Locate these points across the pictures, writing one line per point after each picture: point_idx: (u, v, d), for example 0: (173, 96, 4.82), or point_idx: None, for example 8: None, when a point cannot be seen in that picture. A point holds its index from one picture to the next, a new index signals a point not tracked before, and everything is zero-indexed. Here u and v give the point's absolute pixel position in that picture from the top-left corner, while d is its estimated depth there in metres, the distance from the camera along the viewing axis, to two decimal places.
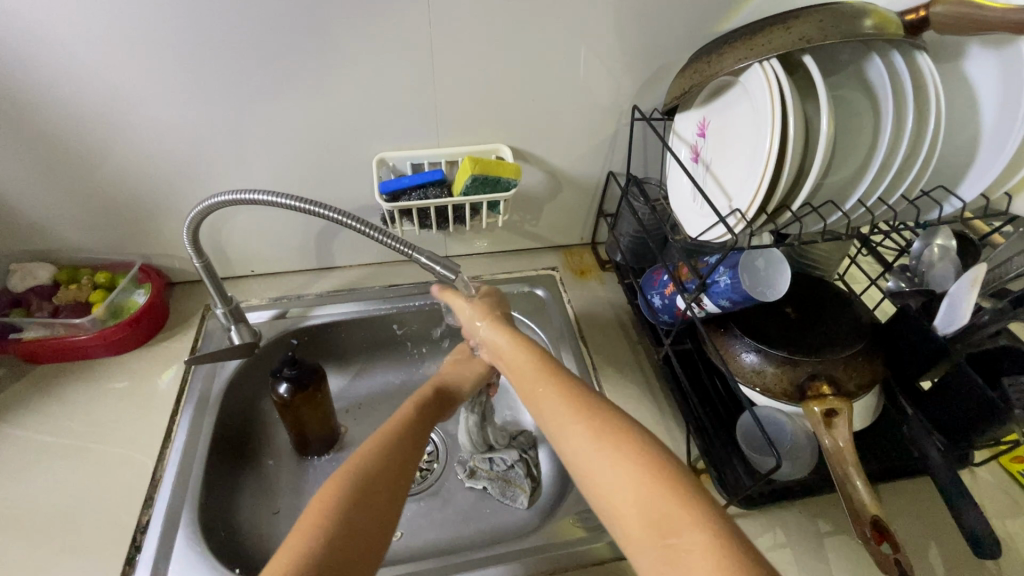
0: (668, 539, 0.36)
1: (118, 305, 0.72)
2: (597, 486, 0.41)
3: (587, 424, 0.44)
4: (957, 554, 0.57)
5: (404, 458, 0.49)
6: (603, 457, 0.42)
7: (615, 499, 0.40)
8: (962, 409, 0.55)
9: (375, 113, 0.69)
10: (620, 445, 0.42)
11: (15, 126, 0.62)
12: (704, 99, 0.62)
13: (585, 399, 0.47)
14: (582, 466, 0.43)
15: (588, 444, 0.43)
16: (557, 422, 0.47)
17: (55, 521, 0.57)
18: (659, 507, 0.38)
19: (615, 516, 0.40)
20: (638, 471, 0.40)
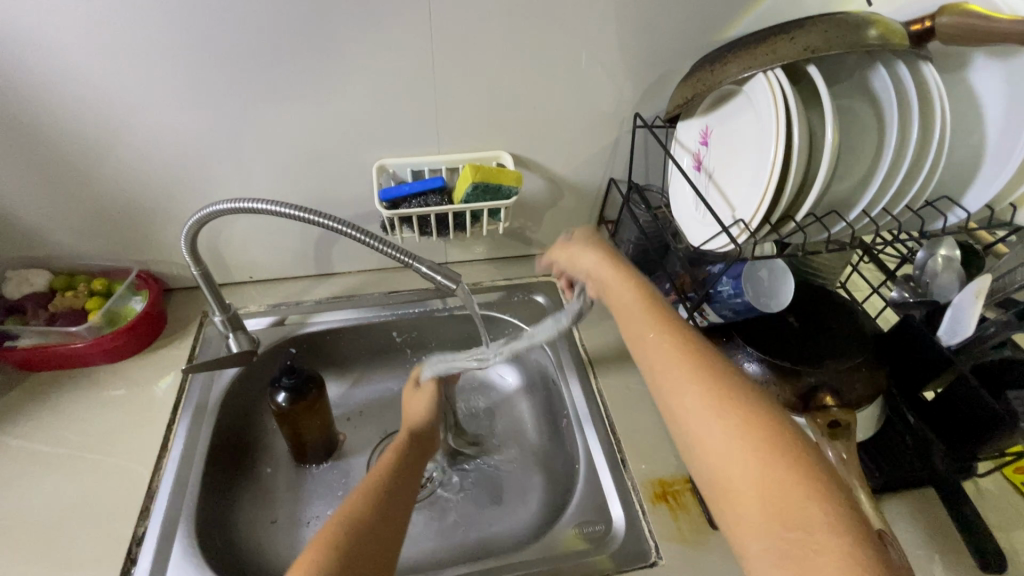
0: (788, 530, 0.35)
1: (115, 312, 0.72)
2: (715, 457, 0.39)
3: (717, 394, 0.42)
4: (961, 566, 0.57)
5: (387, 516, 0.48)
6: (732, 435, 0.39)
7: (739, 477, 0.38)
8: (968, 420, 0.55)
9: (375, 120, 0.68)
10: (748, 416, 0.40)
11: (12, 132, 0.61)
12: (707, 106, 0.62)
13: (707, 361, 0.44)
14: (704, 439, 0.40)
15: (722, 420, 0.40)
16: (668, 377, 0.45)
17: (50, 532, 0.56)
18: (786, 494, 0.36)
19: (733, 494, 0.38)
20: (771, 456, 0.38)
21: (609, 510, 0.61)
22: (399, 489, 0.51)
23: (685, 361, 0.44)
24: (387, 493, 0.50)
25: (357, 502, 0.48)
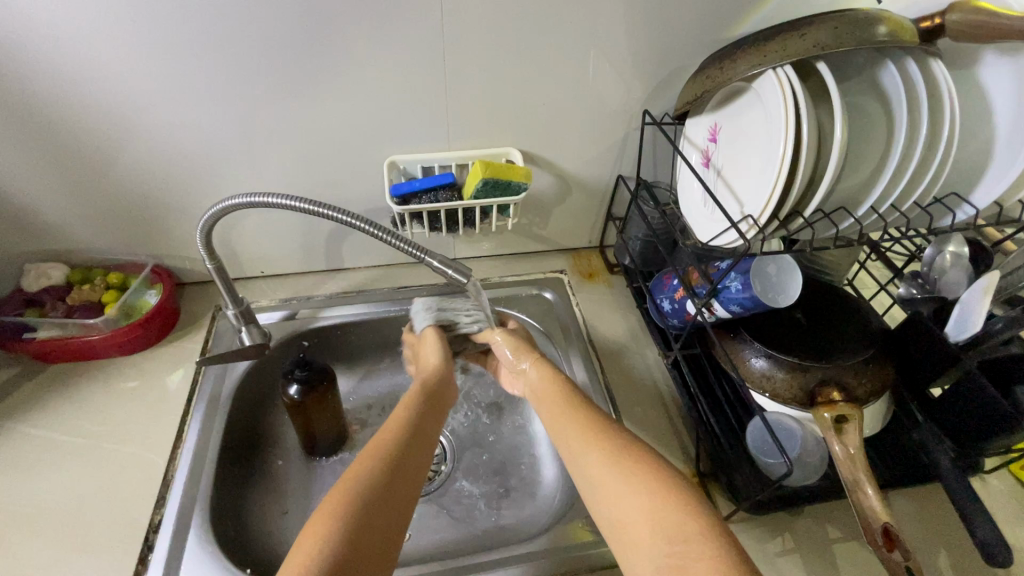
0: (676, 544, 0.41)
1: (130, 305, 0.72)
2: (615, 506, 0.46)
3: (606, 451, 0.50)
4: (968, 561, 0.57)
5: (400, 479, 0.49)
6: (619, 478, 0.47)
7: (627, 513, 0.45)
8: (974, 417, 0.55)
9: (386, 116, 0.69)
10: (622, 459, 0.48)
11: (32, 127, 0.62)
12: (716, 103, 0.62)
13: (602, 425, 0.53)
14: (602, 481, 0.48)
15: (600, 462, 0.49)
16: (571, 445, 0.53)
17: (69, 519, 0.57)
18: (661, 509, 0.43)
19: (626, 527, 0.44)
20: (641, 488, 0.45)
21: None
22: (412, 448, 0.53)
23: (573, 413, 0.55)
24: (399, 454, 0.51)
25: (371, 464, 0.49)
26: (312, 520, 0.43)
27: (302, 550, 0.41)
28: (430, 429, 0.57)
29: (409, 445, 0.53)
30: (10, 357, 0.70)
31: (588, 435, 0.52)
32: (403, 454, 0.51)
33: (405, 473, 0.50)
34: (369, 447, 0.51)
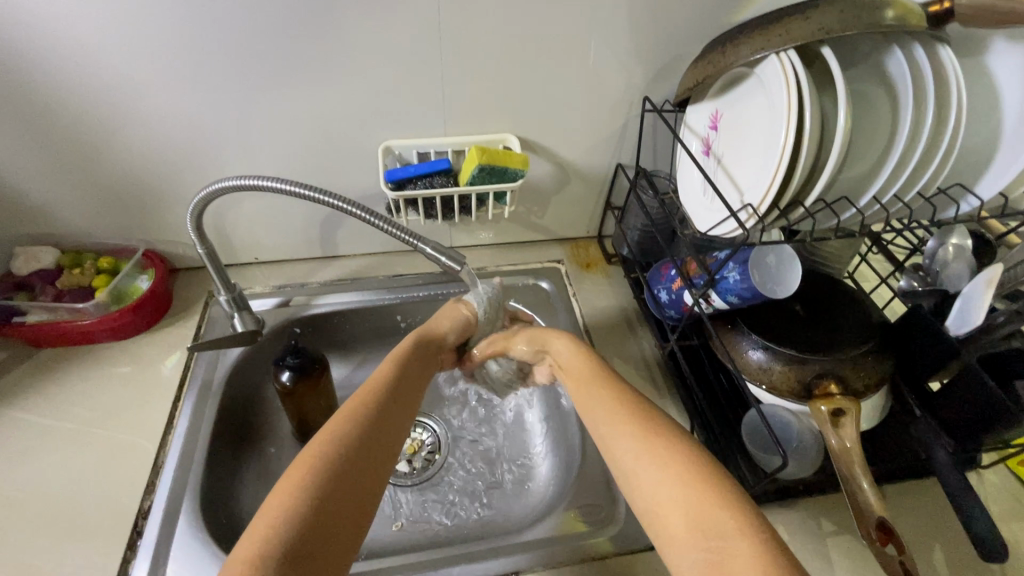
0: (711, 540, 0.40)
1: (121, 289, 0.72)
2: (653, 498, 0.45)
3: (646, 438, 0.50)
4: (961, 556, 0.57)
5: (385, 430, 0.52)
6: (655, 465, 0.47)
7: (665, 502, 0.44)
8: (972, 411, 0.55)
9: (381, 100, 0.68)
10: (661, 450, 0.48)
11: (17, 107, 0.61)
12: (718, 90, 0.61)
13: (642, 413, 0.53)
14: (637, 473, 0.48)
15: (641, 452, 0.49)
16: (609, 430, 0.53)
17: (57, 505, 0.57)
18: (703, 508, 0.42)
19: (660, 518, 0.44)
20: (681, 476, 0.45)
21: (610, 493, 0.61)
22: (394, 404, 0.55)
23: (614, 401, 0.55)
24: (385, 408, 0.53)
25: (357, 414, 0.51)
26: (297, 464, 0.46)
27: (282, 496, 0.43)
28: (416, 391, 0.59)
29: (397, 399, 0.55)
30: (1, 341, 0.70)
31: (629, 422, 0.52)
32: (386, 413, 0.53)
33: (383, 432, 0.51)
34: (354, 397, 0.54)
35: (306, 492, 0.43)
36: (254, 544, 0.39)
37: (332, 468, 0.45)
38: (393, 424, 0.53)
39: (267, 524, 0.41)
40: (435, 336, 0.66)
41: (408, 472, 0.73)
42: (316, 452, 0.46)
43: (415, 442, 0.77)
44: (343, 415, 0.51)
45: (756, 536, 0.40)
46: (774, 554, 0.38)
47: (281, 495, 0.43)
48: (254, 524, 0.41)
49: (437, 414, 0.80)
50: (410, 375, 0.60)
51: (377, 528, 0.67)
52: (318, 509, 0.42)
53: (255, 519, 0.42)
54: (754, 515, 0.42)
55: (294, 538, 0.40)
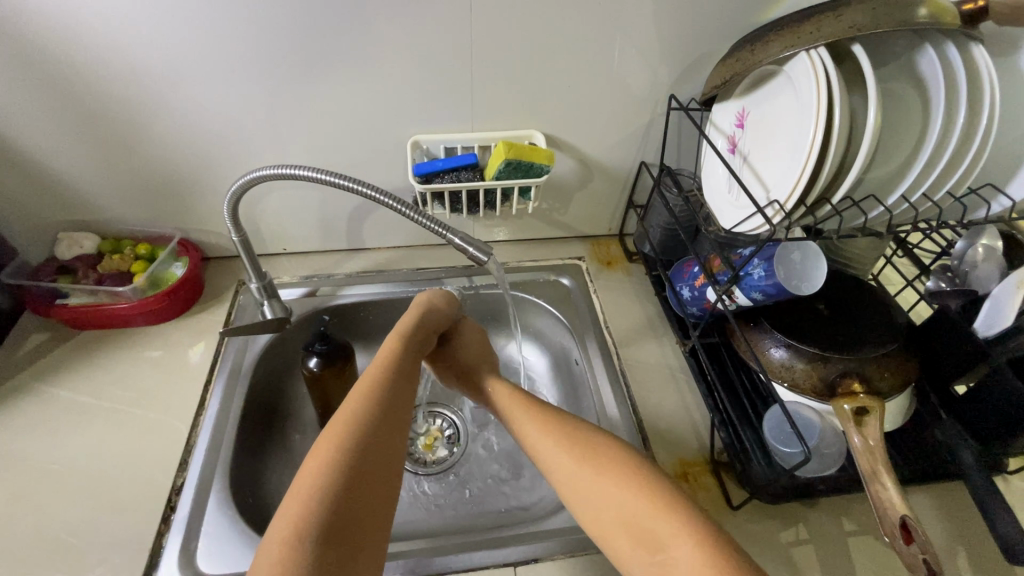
0: (655, 555, 0.41)
1: (157, 276, 0.74)
2: (590, 511, 0.46)
3: (578, 452, 0.49)
4: (988, 561, 0.56)
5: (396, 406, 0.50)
6: (586, 476, 0.47)
7: (599, 504, 0.45)
8: (996, 415, 0.54)
9: (411, 95, 0.69)
10: (589, 452, 0.49)
11: (65, 97, 0.63)
12: (746, 88, 0.61)
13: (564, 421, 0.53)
14: (569, 483, 0.48)
15: (573, 462, 0.49)
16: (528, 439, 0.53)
17: (98, 479, 0.59)
18: (642, 524, 0.43)
19: (604, 529, 0.45)
20: (621, 479, 0.46)
21: None
22: (405, 385, 0.54)
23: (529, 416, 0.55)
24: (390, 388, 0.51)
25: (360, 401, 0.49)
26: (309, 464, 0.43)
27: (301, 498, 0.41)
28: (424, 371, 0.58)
29: (399, 373, 0.54)
30: (44, 323, 0.73)
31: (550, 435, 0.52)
32: (393, 398, 0.51)
33: (396, 418, 0.49)
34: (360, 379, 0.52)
35: (331, 474, 0.42)
36: (287, 539, 0.38)
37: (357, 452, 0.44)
38: (403, 399, 0.52)
39: (294, 514, 0.39)
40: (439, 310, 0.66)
41: (427, 463, 0.75)
42: (334, 436, 0.45)
43: (435, 433, 0.78)
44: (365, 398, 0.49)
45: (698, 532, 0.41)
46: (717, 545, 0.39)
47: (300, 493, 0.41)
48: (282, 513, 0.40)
49: (456, 406, 0.81)
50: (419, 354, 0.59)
51: (399, 516, 0.68)
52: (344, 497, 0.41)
53: (279, 510, 0.40)
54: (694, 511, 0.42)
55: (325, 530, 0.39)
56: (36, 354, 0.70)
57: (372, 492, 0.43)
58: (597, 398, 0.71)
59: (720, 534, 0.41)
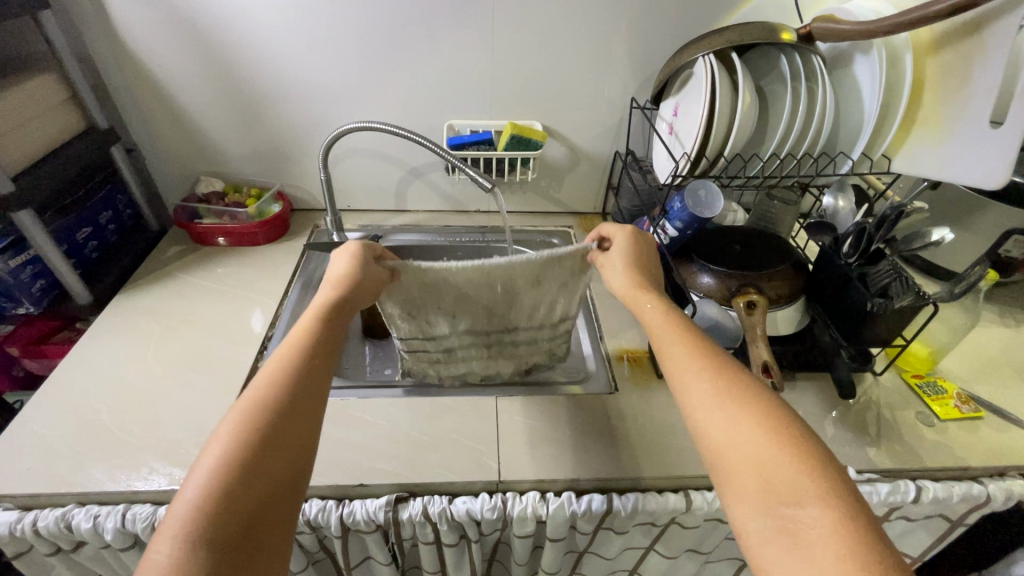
0: (791, 511, 0.40)
1: (262, 210, 1.04)
2: (727, 454, 0.45)
3: (728, 399, 0.48)
4: (847, 423, 0.76)
5: (305, 392, 0.50)
6: (736, 421, 0.46)
7: (741, 462, 0.44)
8: (854, 315, 0.76)
9: (449, 93, 0.99)
10: (755, 413, 0.46)
11: (219, 81, 0.95)
12: (676, 87, 0.88)
13: (732, 374, 0.50)
14: (708, 428, 0.47)
15: (715, 403, 0.48)
16: (687, 386, 0.51)
17: (216, 326, 0.86)
18: (782, 475, 0.42)
19: (734, 477, 0.44)
20: (783, 446, 0.43)
21: (587, 365, 0.85)
22: (316, 372, 0.52)
23: (703, 366, 0.51)
24: (305, 375, 0.51)
25: (266, 394, 0.48)
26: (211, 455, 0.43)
27: (193, 487, 0.41)
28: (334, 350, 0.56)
29: (314, 356, 0.53)
30: (182, 239, 1.03)
31: (721, 395, 0.48)
32: (300, 384, 0.50)
33: (303, 405, 0.49)
34: (275, 358, 0.52)
35: (235, 463, 0.43)
36: (186, 521, 0.39)
37: (244, 458, 0.43)
38: (316, 381, 0.52)
39: (192, 500, 0.41)
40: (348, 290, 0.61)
41: None
42: (235, 427, 0.45)
43: None
44: (252, 402, 0.47)
45: (845, 512, 0.39)
46: (861, 534, 0.38)
47: (197, 481, 0.42)
48: (166, 526, 0.40)
49: None
50: (328, 335, 0.56)
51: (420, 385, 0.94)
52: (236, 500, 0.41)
53: (168, 516, 0.40)
54: (844, 488, 0.41)
55: (217, 537, 0.39)
56: (176, 258, 0.99)
57: (280, 473, 0.44)
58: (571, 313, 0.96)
59: (868, 524, 0.39)
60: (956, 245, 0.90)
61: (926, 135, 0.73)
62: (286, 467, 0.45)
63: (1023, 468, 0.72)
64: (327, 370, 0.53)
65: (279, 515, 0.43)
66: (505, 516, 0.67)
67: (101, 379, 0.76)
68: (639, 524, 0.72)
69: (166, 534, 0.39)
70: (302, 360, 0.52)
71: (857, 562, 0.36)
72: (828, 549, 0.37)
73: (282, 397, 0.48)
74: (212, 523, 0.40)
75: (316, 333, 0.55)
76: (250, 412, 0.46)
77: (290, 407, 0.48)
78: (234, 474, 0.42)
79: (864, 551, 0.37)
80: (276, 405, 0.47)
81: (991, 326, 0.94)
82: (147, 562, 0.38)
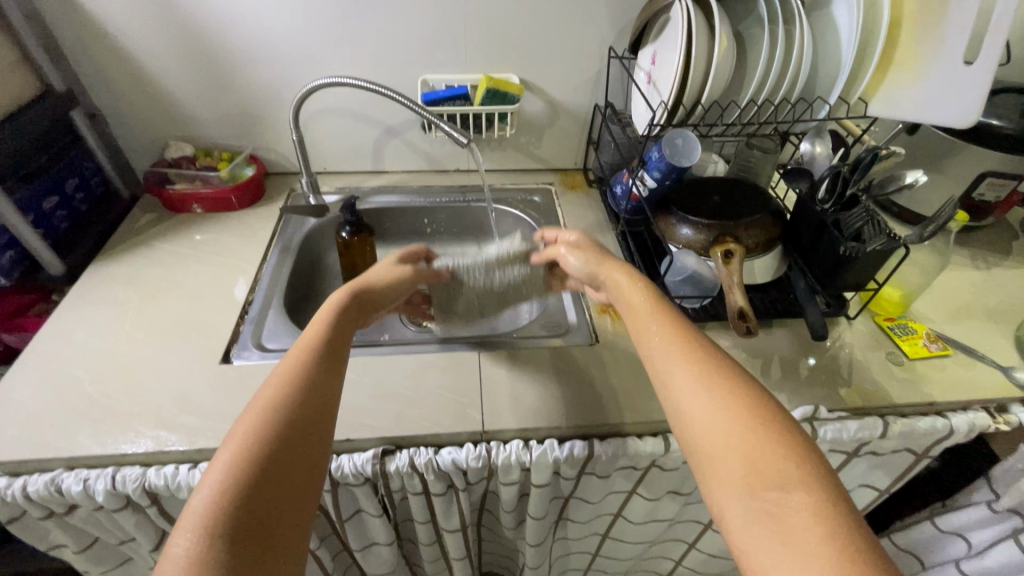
0: (770, 494, 0.42)
1: (235, 173, 1.02)
2: (708, 441, 0.46)
3: (708, 388, 0.49)
4: (820, 366, 0.78)
5: (323, 395, 0.52)
6: (715, 409, 0.48)
7: (720, 449, 0.45)
8: (828, 260, 0.76)
9: (421, 47, 0.95)
10: (738, 402, 0.48)
11: (179, 38, 0.91)
12: (654, 34, 0.86)
13: (715, 365, 0.52)
14: (691, 418, 0.49)
15: (697, 393, 0.49)
16: (671, 374, 0.53)
17: (195, 293, 0.85)
18: (762, 461, 0.43)
19: (714, 463, 0.45)
20: (761, 432, 0.45)
21: (567, 319, 0.86)
22: (330, 377, 0.55)
23: (684, 357, 0.53)
24: (318, 376, 0.54)
25: (288, 395, 0.50)
26: (248, 444, 0.46)
27: (226, 476, 0.43)
28: (344, 358, 0.58)
29: (329, 362, 0.56)
30: (155, 207, 1.01)
31: (702, 383, 0.50)
32: (320, 386, 0.53)
33: (318, 406, 0.51)
34: (290, 356, 0.55)
35: (257, 461, 0.45)
36: (214, 510, 0.41)
37: (265, 455, 0.45)
38: (330, 381, 0.54)
39: (221, 489, 0.42)
40: (368, 294, 0.68)
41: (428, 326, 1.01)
42: (251, 423, 0.47)
43: None
44: (273, 399, 0.50)
45: (825, 495, 0.41)
46: (834, 522, 0.39)
47: (225, 468, 0.44)
48: (184, 520, 0.41)
49: None
50: (337, 343, 0.59)
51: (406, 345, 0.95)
52: (249, 500, 0.43)
53: (193, 502, 0.42)
54: (824, 472, 0.43)
55: (238, 529, 0.41)
56: (150, 226, 0.97)
57: (297, 470, 0.46)
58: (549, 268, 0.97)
59: (846, 506, 0.41)
60: (931, 189, 0.90)
61: (902, 77, 0.72)
62: (305, 466, 0.47)
63: (985, 401, 0.75)
64: (339, 379, 0.56)
65: (292, 512, 0.45)
66: (490, 464, 0.69)
67: (79, 348, 0.75)
68: (621, 468, 0.75)
69: (187, 524, 0.41)
70: (321, 364, 0.55)
71: (834, 541, 0.38)
72: (807, 530, 0.39)
73: (296, 397, 0.51)
74: (231, 518, 0.41)
75: (325, 338, 0.58)
76: (274, 407, 0.49)
77: (303, 413, 0.50)
78: (256, 472, 0.44)
79: (844, 532, 0.39)
80: (292, 406, 0.50)
81: (962, 270, 0.96)
82: (168, 551, 0.40)
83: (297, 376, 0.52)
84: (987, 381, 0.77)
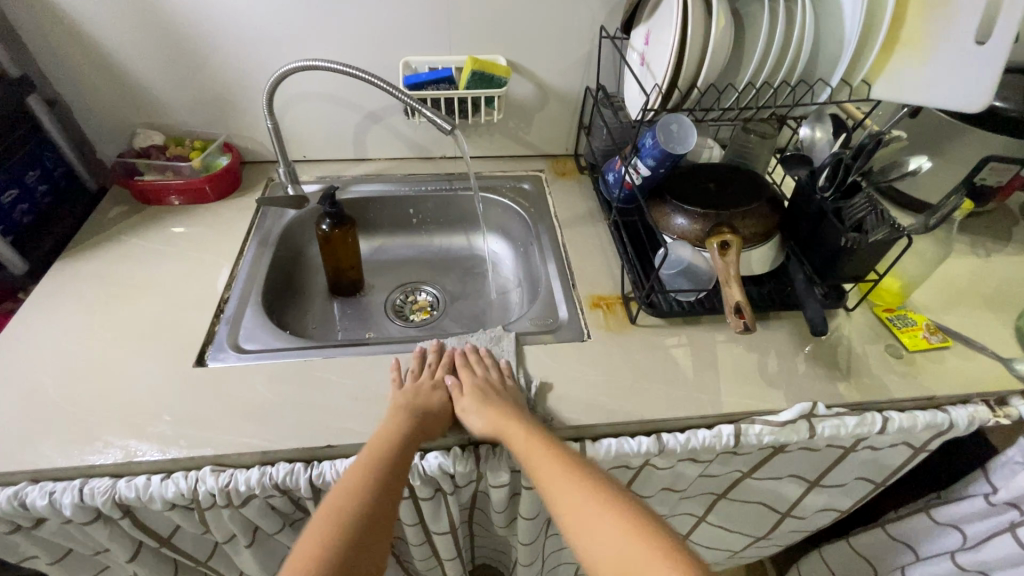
0: None
1: (209, 163, 0.97)
2: None
3: (623, 531, 0.51)
4: (817, 360, 0.76)
5: (377, 518, 0.55)
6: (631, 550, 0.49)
7: None
8: (828, 251, 0.74)
9: (402, 26, 0.90)
10: (651, 548, 0.49)
11: (143, 19, 0.85)
12: (647, 13, 0.81)
13: (628, 513, 0.53)
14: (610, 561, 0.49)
15: (614, 534, 0.51)
16: (585, 523, 0.53)
17: (168, 291, 0.81)
18: None
19: None
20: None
21: (557, 314, 0.83)
22: (388, 498, 0.57)
23: (601, 501, 0.54)
24: (375, 498, 0.56)
25: (343, 520, 0.54)
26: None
27: None
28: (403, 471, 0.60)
29: (388, 479, 0.58)
30: (125, 199, 0.96)
31: (620, 529, 0.51)
32: (376, 507, 0.56)
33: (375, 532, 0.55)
34: (351, 473, 0.58)
35: None
36: None
37: None
38: (387, 501, 0.57)
39: None
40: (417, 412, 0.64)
41: (414, 320, 0.98)
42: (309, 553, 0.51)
43: (421, 301, 1.02)
44: (329, 526, 0.53)
45: None
46: None
47: None
48: None
49: (437, 282, 1.05)
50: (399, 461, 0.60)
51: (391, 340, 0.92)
52: None
53: None
54: None
55: None
56: (120, 219, 0.92)
57: None
58: (540, 258, 0.94)
59: None
60: (933, 175, 0.87)
61: (908, 57, 0.68)
62: None
63: (984, 394, 0.74)
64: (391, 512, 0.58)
65: None
66: (478, 467, 0.67)
67: (44, 352, 0.71)
68: (613, 468, 0.73)
69: None
70: (376, 484, 0.57)
71: None
72: None
73: (350, 523, 0.54)
74: None
75: (387, 456, 0.59)
76: (327, 536, 0.53)
77: (360, 542, 0.53)
78: None
79: None
80: (350, 532, 0.53)
81: (962, 257, 0.94)
82: None
83: (346, 502, 0.55)
84: (987, 373, 0.75)
